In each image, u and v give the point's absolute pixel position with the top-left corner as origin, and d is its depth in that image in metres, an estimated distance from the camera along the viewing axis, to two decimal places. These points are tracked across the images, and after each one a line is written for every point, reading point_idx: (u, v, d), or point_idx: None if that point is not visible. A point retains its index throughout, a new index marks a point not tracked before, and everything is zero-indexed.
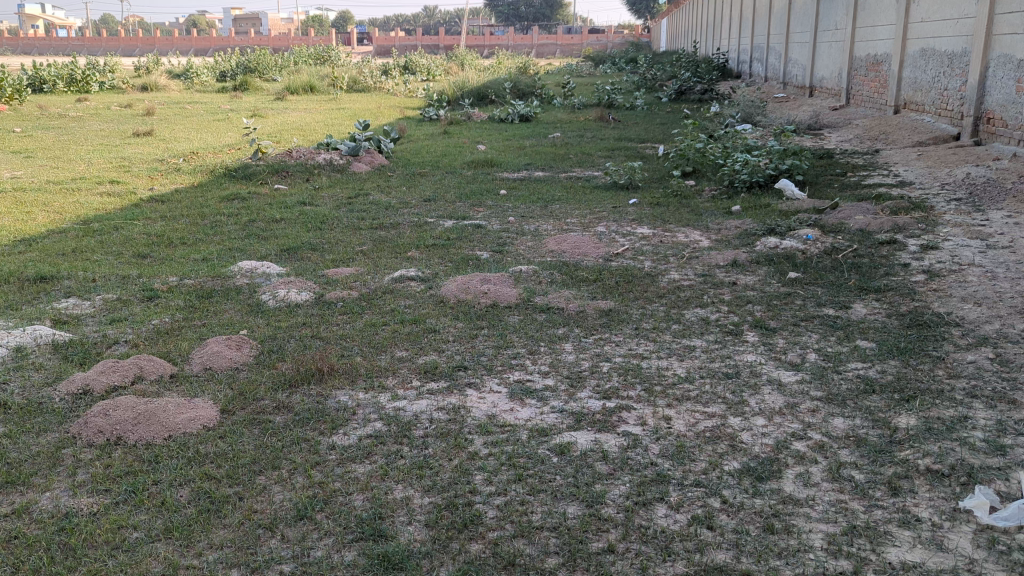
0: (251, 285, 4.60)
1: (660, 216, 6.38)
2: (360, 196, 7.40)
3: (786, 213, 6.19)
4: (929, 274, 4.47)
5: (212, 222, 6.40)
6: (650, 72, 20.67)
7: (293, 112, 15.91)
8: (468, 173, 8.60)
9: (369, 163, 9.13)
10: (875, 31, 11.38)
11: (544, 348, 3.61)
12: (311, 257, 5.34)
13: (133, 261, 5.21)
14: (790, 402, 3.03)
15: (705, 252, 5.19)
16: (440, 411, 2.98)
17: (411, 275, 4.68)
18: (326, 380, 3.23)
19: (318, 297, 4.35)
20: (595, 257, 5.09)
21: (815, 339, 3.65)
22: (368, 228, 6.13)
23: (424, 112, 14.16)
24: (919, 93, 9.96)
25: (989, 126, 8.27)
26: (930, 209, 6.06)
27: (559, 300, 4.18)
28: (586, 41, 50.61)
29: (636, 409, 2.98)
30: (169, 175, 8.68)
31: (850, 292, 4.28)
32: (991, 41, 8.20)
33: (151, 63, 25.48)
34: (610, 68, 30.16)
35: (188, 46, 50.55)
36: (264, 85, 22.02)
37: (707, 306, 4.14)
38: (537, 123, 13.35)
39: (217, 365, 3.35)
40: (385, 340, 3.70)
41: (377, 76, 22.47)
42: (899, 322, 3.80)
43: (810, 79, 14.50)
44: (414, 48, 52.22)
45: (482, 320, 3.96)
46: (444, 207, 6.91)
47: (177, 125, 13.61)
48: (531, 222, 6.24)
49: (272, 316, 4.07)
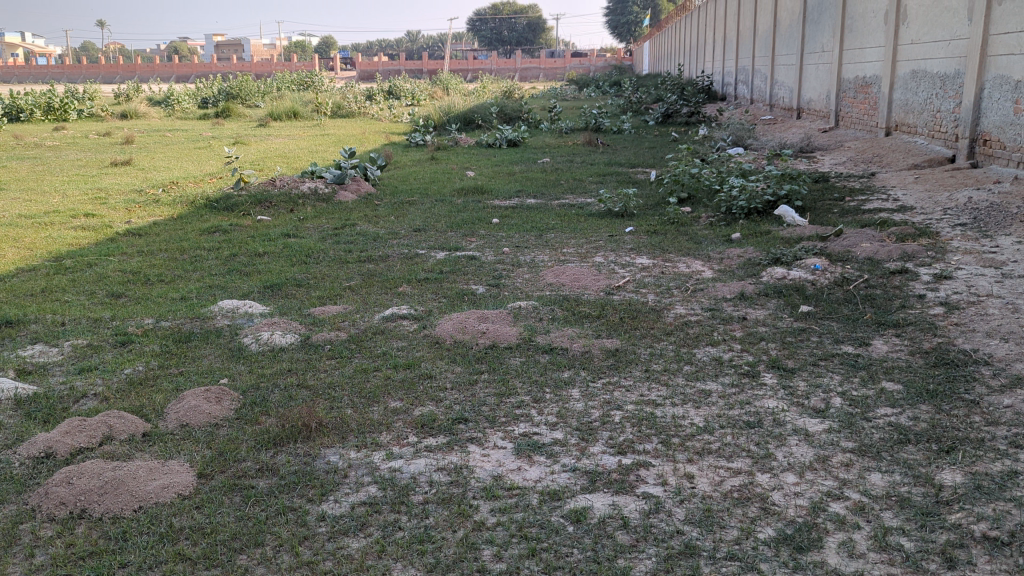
0: (233, 327, 4.33)
1: (659, 245, 6.16)
2: (347, 227, 7.15)
3: (789, 241, 5.98)
4: (948, 306, 4.25)
5: (192, 258, 6.13)
6: (635, 95, 20.58)
7: (277, 139, 15.68)
8: (458, 201, 8.38)
9: (355, 192, 8.89)
10: (863, 53, 11.27)
11: (549, 394, 3.36)
12: (297, 294, 5.08)
13: (106, 302, 4.94)
14: (820, 455, 2.78)
15: (710, 284, 4.96)
16: (440, 472, 2.72)
17: (403, 314, 4.44)
18: (313, 438, 2.96)
19: (304, 340, 4.09)
20: (595, 291, 4.86)
21: (837, 381, 3.42)
22: (356, 261, 5.88)
23: (410, 138, 13.95)
24: (911, 116, 9.82)
25: (986, 148, 8.11)
26: (936, 235, 5.86)
27: (562, 339, 3.94)
28: (569, 64, 50.59)
29: (654, 466, 2.73)
30: (148, 206, 8.41)
31: (868, 327, 4.05)
32: (986, 62, 8.05)
33: (133, 90, 25.24)
34: (595, 91, 30.11)
35: (171, 73, 50.37)
36: (247, 112, 21.79)
37: (718, 344, 3.91)
38: (525, 148, 13.17)
39: (194, 423, 3.10)
40: (377, 389, 3.44)
41: (361, 101, 22.31)
42: (924, 360, 3.57)
43: (798, 101, 14.39)
44: (399, 73, 52.18)
45: (481, 363, 3.71)
46: (434, 237, 6.67)
47: (157, 153, 13.36)
48: (526, 252, 6.01)
49: (255, 362, 3.81)
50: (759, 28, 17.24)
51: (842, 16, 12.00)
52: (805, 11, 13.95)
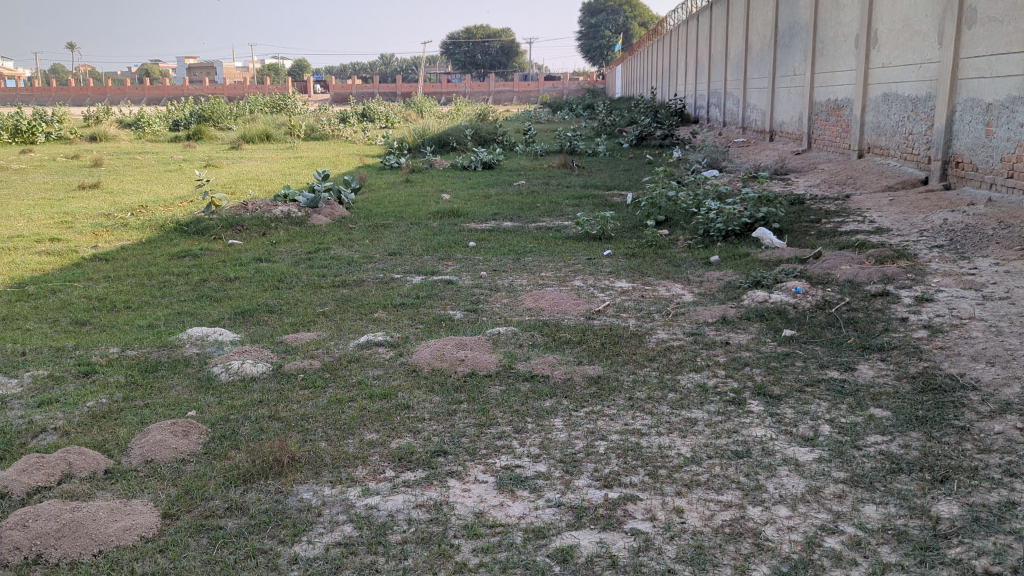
0: (202, 356, 4.19)
1: (638, 268, 6.10)
2: (321, 251, 7.03)
3: (768, 264, 5.94)
4: (931, 329, 4.21)
5: (161, 283, 5.98)
6: (609, 118, 20.67)
7: (249, 162, 15.51)
8: (433, 224, 8.28)
9: (329, 215, 8.76)
10: (835, 76, 11.37)
11: (531, 424, 3.26)
12: (269, 320, 4.95)
13: (69, 330, 4.77)
14: (812, 486, 2.70)
15: (691, 308, 4.90)
16: (419, 509, 2.60)
17: (379, 341, 4.32)
18: (285, 474, 2.83)
19: (276, 369, 3.96)
20: (575, 315, 4.77)
21: (825, 408, 3.35)
22: (330, 286, 5.75)
23: (384, 160, 13.86)
24: (883, 138, 9.89)
25: (958, 170, 8.16)
26: (914, 257, 5.85)
27: (543, 366, 3.84)
28: (543, 87, 50.85)
29: (642, 500, 2.63)
30: (116, 231, 8.22)
31: (852, 351, 3.99)
32: (957, 85, 8.12)
33: (103, 113, 24.98)
34: (569, 114, 30.23)
35: (142, 95, 50.00)
36: (219, 134, 21.60)
37: (702, 370, 3.83)
38: (500, 170, 13.12)
39: (160, 458, 2.96)
40: (352, 421, 3.32)
41: (335, 123, 22.21)
42: (912, 385, 3.51)
43: (770, 124, 14.49)
44: (373, 95, 52.21)
45: (460, 392, 3.59)
46: (411, 261, 6.57)
47: (127, 176, 13.15)
48: (504, 276, 5.92)
49: (225, 393, 3.67)
50: (731, 51, 17.39)
51: (813, 40, 12.11)
52: (776, 35, 14.08)
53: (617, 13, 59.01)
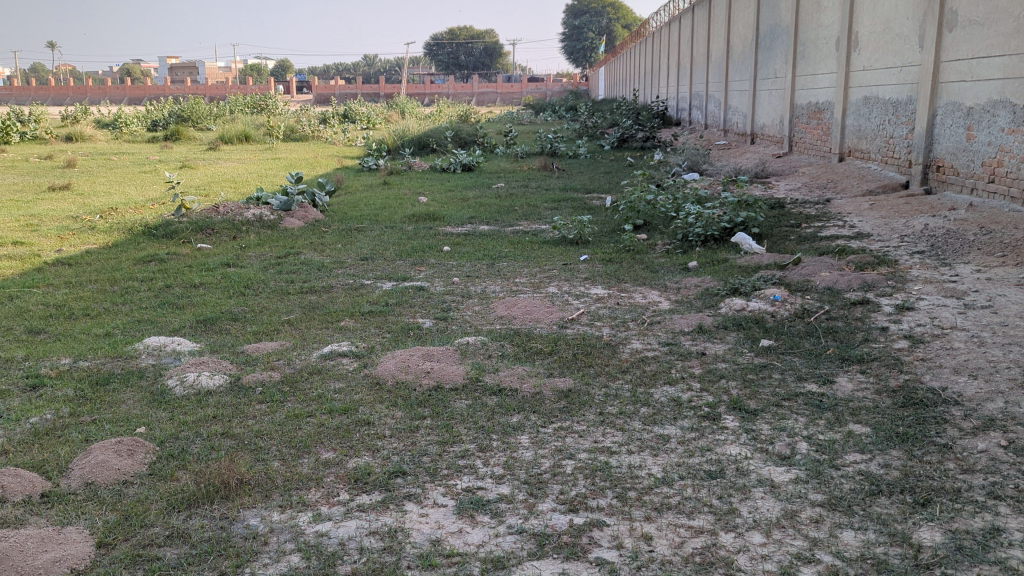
0: (157, 368, 4.01)
1: (614, 274, 5.96)
2: (292, 255, 6.86)
3: (747, 270, 5.82)
4: (912, 340, 4.09)
5: (124, 289, 5.79)
6: (591, 120, 20.55)
7: (226, 163, 15.28)
8: (408, 227, 8.11)
9: (302, 218, 8.59)
10: (816, 79, 11.30)
11: (496, 442, 3.11)
12: (231, 328, 4.78)
13: (23, 339, 4.58)
14: (788, 510, 2.57)
15: (668, 316, 4.76)
16: (373, 536, 2.45)
17: (343, 351, 4.16)
18: (232, 498, 2.67)
19: (233, 381, 3.79)
20: (548, 324, 4.63)
21: (802, 424, 3.22)
22: (297, 293, 5.58)
23: (362, 162, 13.68)
24: (864, 141, 9.82)
25: (939, 174, 8.09)
26: (895, 263, 5.75)
27: (511, 379, 3.70)
28: (526, 89, 50.71)
29: (609, 526, 2.49)
30: (82, 234, 8.00)
31: (831, 363, 3.87)
32: (938, 89, 8.04)
33: (81, 112, 24.66)
34: (551, 116, 30.12)
35: (123, 95, 49.53)
36: (198, 134, 21.35)
37: (676, 383, 3.69)
38: (479, 172, 12.97)
39: (102, 481, 2.79)
40: (308, 438, 3.16)
41: (315, 123, 21.99)
42: (893, 399, 3.38)
43: (751, 127, 14.42)
44: (356, 96, 51.95)
45: (424, 407, 3.44)
46: (382, 266, 6.40)
47: (99, 177, 12.92)
48: (477, 283, 5.77)
49: (178, 408, 3.50)
50: (713, 53, 17.32)
51: (794, 42, 12.04)
52: (757, 38, 14.01)
53: (601, 15, 59.01)
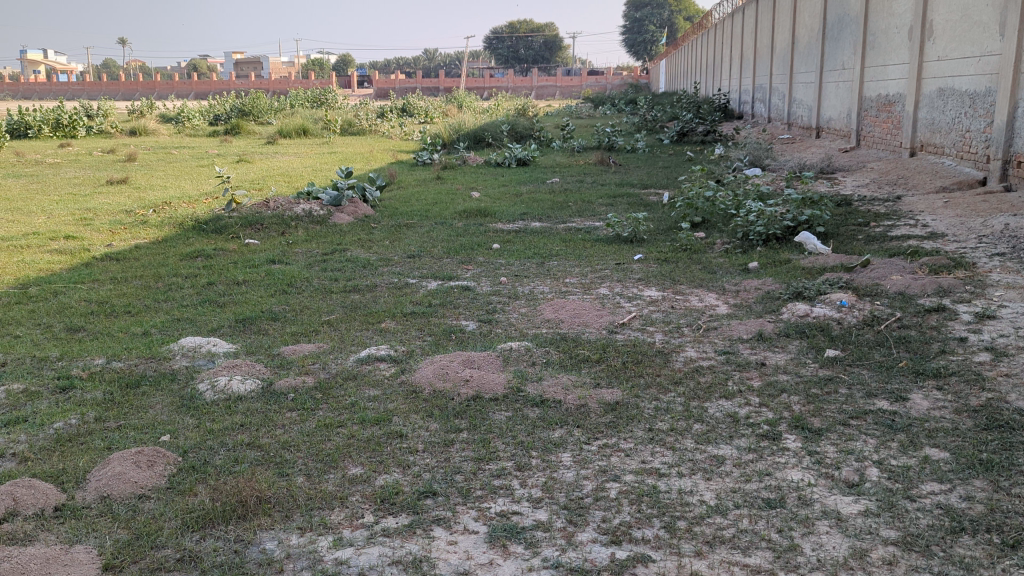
0: (189, 370, 3.91)
1: (670, 274, 5.69)
2: (338, 252, 6.73)
3: (811, 273, 5.49)
4: (994, 352, 3.74)
5: (167, 286, 5.73)
6: (649, 113, 20.16)
7: (282, 157, 15.32)
8: (459, 224, 7.93)
9: (352, 214, 8.47)
10: (886, 70, 10.79)
11: (536, 461, 2.90)
12: (271, 329, 4.66)
13: (61, 337, 4.52)
14: (857, 548, 2.30)
15: (725, 322, 4.49)
16: (396, 566, 2.26)
17: (381, 355, 4.00)
18: (249, 518, 2.51)
19: (265, 387, 3.66)
20: (597, 329, 4.39)
21: (871, 446, 2.93)
22: (340, 292, 5.44)
23: (417, 156, 13.56)
24: (938, 135, 9.32)
25: (1020, 171, 7.59)
26: (973, 267, 5.34)
27: (555, 389, 3.48)
28: (586, 82, 50.21)
29: (654, 562, 2.25)
30: (133, 228, 8.02)
31: (905, 376, 3.55)
32: (1020, 80, 7.54)
33: (146, 107, 25.14)
34: (611, 109, 29.68)
35: (188, 90, 50.53)
36: (257, 129, 21.54)
37: (733, 398, 3.42)
38: (534, 167, 12.76)
39: (117, 494, 2.67)
40: (336, 451, 3.00)
41: (372, 117, 22.01)
42: (974, 420, 3.05)
43: (816, 120, 13.90)
44: (416, 90, 52.21)
45: (460, 419, 3.25)
46: (429, 264, 6.23)
47: (156, 172, 13.05)
48: (525, 282, 5.56)
49: (206, 415, 3.39)
50: (777, 45, 16.79)
51: (864, 32, 11.54)
52: (824, 28, 13.50)
53: (662, 7, 58.10)
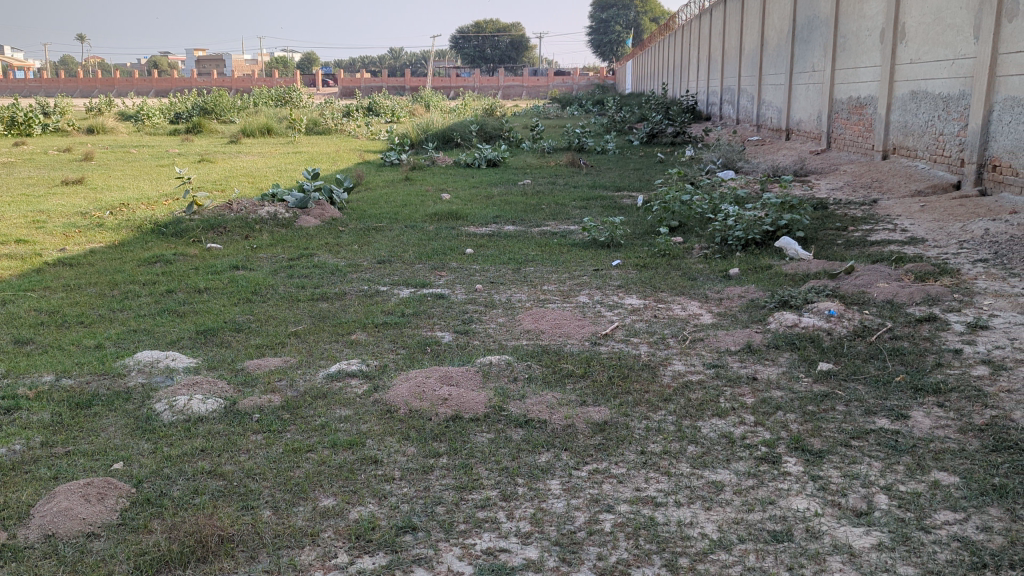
0: (146, 388, 3.65)
1: (650, 281, 5.52)
2: (304, 257, 6.47)
3: (795, 280, 5.34)
4: (992, 366, 3.61)
5: (124, 294, 5.44)
6: (618, 114, 20.05)
7: (246, 157, 14.94)
8: (429, 227, 7.71)
9: (319, 217, 8.21)
10: (857, 73, 10.75)
11: (522, 489, 2.69)
12: (233, 341, 4.40)
13: (6, 351, 4.23)
14: None
15: (711, 333, 4.31)
16: None
17: (352, 371, 3.77)
18: (210, 562, 2.29)
19: (228, 406, 3.42)
20: (579, 340, 4.19)
21: (877, 469, 2.76)
22: (308, 301, 5.19)
23: (384, 157, 13.29)
24: (911, 138, 9.28)
25: (995, 175, 7.53)
26: (957, 274, 5.23)
27: (539, 408, 3.28)
28: (552, 82, 50.09)
29: None
30: (88, 231, 7.69)
31: (903, 392, 3.39)
32: (995, 83, 7.48)
33: (105, 105, 24.53)
34: (578, 110, 29.58)
35: (149, 87, 49.57)
36: (220, 128, 21.07)
37: (726, 416, 3.24)
38: (504, 168, 12.55)
39: (63, 532, 2.43)
40: (306, 480, 2.78)
41: (338, 117, 21.66)
42: (982, 441, 2.90)
43: (786, 122, 13.86)
44: (381, 89, 51.78)
45: (440, 442, 3.03)
46: (400, 270, 6.01)
47: (114, 172, 12.64)
48: (500, 290, 5.35)
49: (163, 439, 3.15)
50: (745, 46, 16.74)
51: (834, 35, 11.48)
52: (794, 30, 13.45)
53: (628, 8, 58.23)
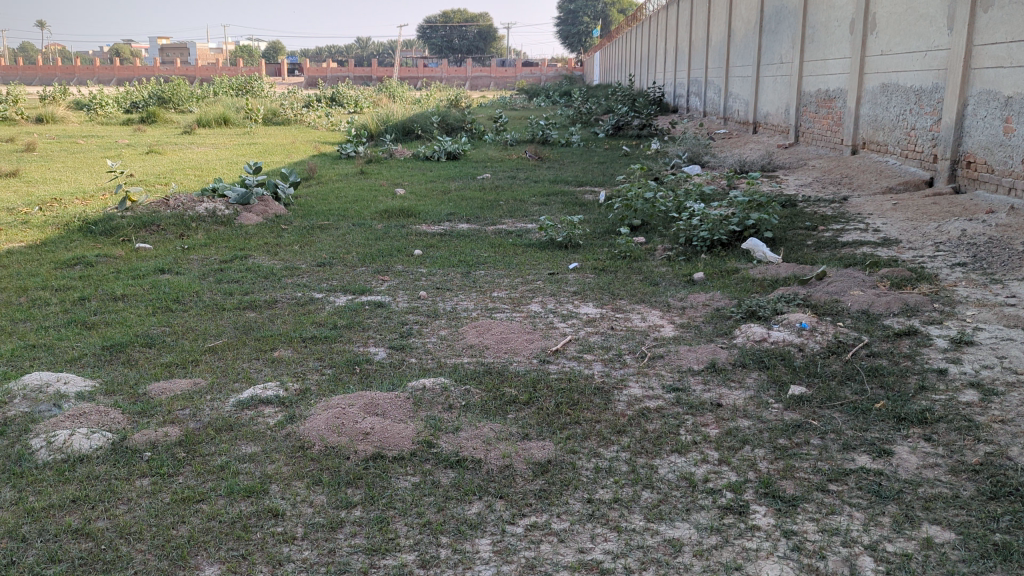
0: (26, 419, 3.17)
1: (608, 287, 5.12)
2: (239, 259, 5.99)
3: (763, 287, 4.97)
4: (980, 390, 3.25)
5: (34, 303, 4.91)
6: (583, 105, 19.66)
7: (198, 148, 14.31)
8: (379, 225, 7.26)
9: (262, 213, 7.70)
10: (826, 65, 10.43)
11: (445, 551, 2.28)
12: (141, 359, 3.92)
13: None
14: None
15: (673, 348, 3.92)
16: None
17: (267, 398, 3.32)
18: None
19: (116, 442, 2.95)
20: (527, 358, 3.79)
21: (861, 523, 2.38)
22: (234, 310, 4.73)
23: (340, 148, 12.78)
24: (881, 132, 8.98)
25: (969, 171, 7.23)
26: (936, 280, 4.89)
27: (473, 445, 2.85)
28: (521, 74, 49.52)
29: None
30: (10, 230, 7.11)
31: (885, 423, 3.02)
32: (970, 75, 7.16)
33: (59, 93, 23.66)
34: (545, 101, 29.16)
35: (110, 75, 48.52)
36: (176, 118, 20.32)
37: (687, 452, 2.84)
38: (464, 161, 12.09)
39: None
40: (188, 541, 2.33)
41: (297, 106, 21.01)
42: (978, 486, 2.54)
43: (753, 115, 13.55)
44: (348, 79, 50.97)
45: (355, 489, 2.61)
46: (340, 273, 5.56)
47: (54, 163, 11.97)
48: (447, 297, 4.93)
49: (31, 485, 2.67)
50: (712, 38, 16.42)
51: (802, 25, 11.16)
52: (762, 21, 13.13)
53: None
